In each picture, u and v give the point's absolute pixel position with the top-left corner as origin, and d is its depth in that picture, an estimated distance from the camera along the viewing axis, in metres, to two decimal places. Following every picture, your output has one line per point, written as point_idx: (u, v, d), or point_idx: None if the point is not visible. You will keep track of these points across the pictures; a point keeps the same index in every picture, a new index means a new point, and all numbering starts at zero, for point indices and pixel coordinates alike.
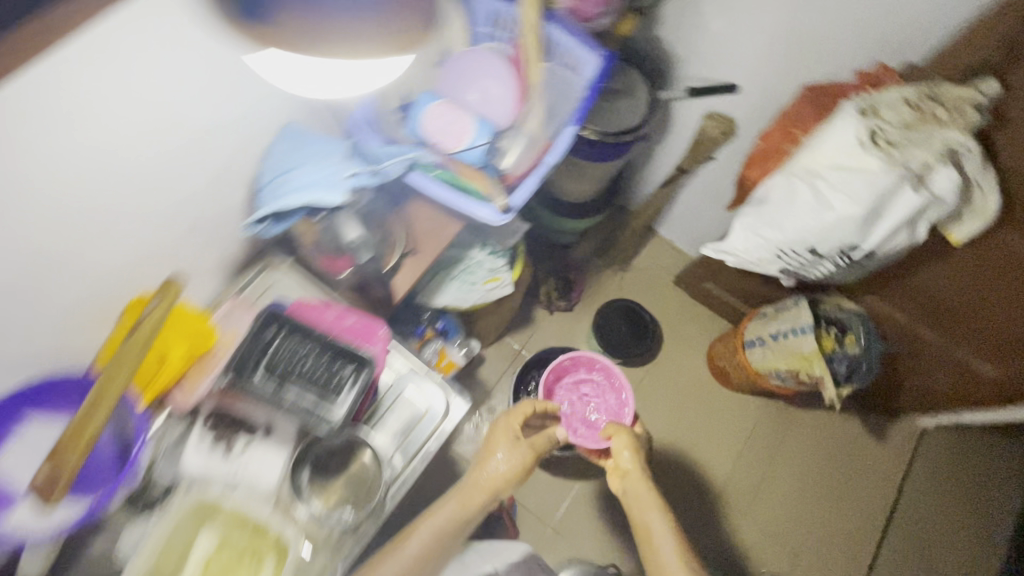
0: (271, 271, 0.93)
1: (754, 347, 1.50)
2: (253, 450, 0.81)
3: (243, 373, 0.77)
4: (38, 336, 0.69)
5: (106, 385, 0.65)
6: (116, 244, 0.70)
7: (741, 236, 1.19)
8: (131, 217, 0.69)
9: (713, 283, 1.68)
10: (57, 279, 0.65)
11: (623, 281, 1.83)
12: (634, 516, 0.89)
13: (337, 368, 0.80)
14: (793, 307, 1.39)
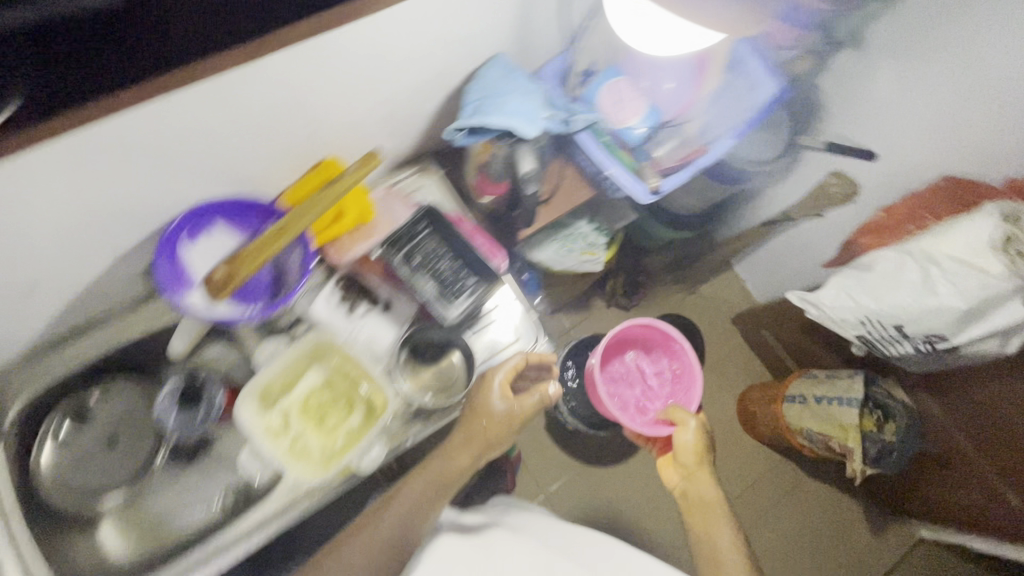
0: (423, 177, 1.01)
1: (794, 402, 1.53)
2: (370, 317, 0.91)
3: (388, 252, 0.88)
4: (230, 175, 0.79)
5: (300, 222, 0.76)
6: (315, 120, 0.78)
7: (831, 292, 1.14)
8: (336, 102, 0.78)
9: (773, 331, 1.74)
10: (264, 136, 0.74)
11: (689, 300, 1.92)
12: (696, 520, 0.91)
13: (461, 277, 0.89)
14: (845, 379, 1.43)
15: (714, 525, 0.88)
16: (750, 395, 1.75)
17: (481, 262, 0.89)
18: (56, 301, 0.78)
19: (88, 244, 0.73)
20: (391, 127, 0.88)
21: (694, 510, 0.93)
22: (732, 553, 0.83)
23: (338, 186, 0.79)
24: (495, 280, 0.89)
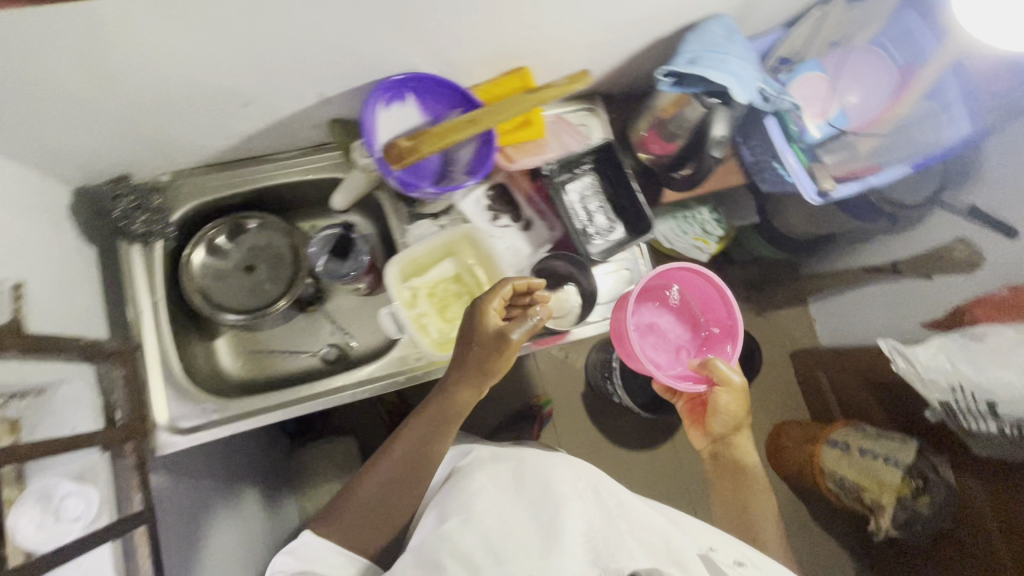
0: (589, 115, 0.99)
1: (833, 448, 1.48)
2: (511, 231, 0.94)
3: (553, 173, 0.89)
4: (429, 59, 0.80)
5: (494, 120, 0.79)
6: (526, 28, 0.78)
7: (932, 350, 1.09)
8: (551, 17, 0.77)
9: (826, 375, 1.71)
10: (478, 29, 0.75)
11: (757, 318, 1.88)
12: (725, 486, 0.93)
13: (609, 219, 0.91)
14: (898, 440, 1.36)
15: (750, 495, 0.90)
16: (784, 428, 1.72)
17: (638, 211, 0.90)
18: (249, 128, 0.83)
19: (296, 87, 0.76)
20: (591, 57, 0.88)
21: (725, 477, 0.93)
22: (768, 523, 0.87)
23: (541, 94, 0.82)
24: (647, 232, 0.89)
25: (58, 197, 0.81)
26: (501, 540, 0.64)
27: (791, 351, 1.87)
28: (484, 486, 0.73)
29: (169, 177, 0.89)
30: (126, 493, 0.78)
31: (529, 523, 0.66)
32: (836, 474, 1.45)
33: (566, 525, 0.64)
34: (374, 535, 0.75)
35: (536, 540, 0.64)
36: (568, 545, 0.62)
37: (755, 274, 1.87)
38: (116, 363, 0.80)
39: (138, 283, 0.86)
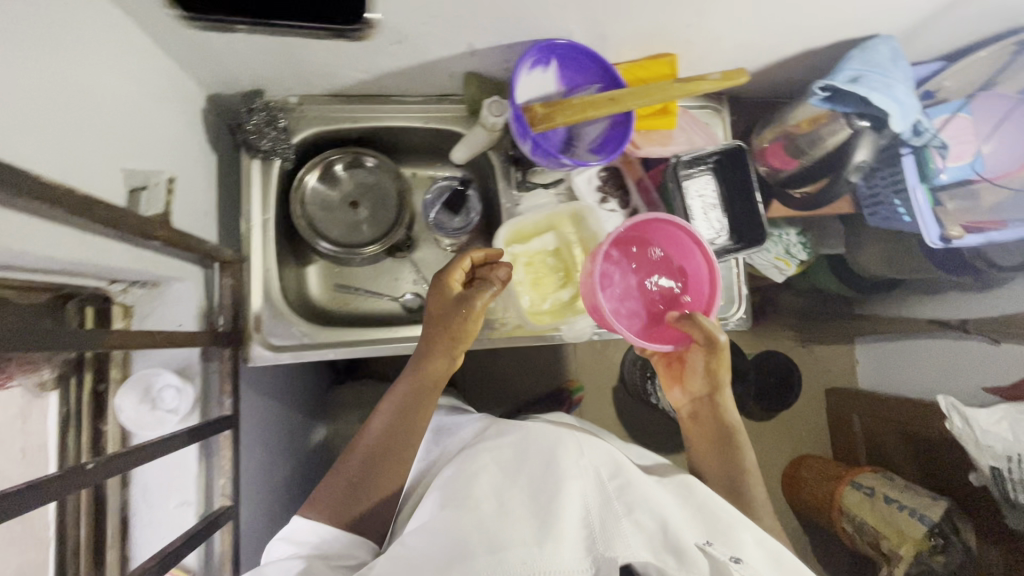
0: (712, 115, 0.97)
1: (857, 490, 1.42)
2: (617, 216, 0.93)
3: (676, 166, 0.88)
4: (590, 30, 0.78)
5: (643, 100, 0.76)
6: (699, 15, 0.76)
7: (996, 416, 1.10)
8: (728, 9, 0.75)
9: (861, 419, 1.65)
10: (654, 7, 0.73)
11: (801, 351, 1.80)
12: (702, 442, 0.84)
13: (720, 224, 0.90)
14: (930, 498, 1.31)
15: (730, 447, 0.82)
16: (807, 462, 1.66)
17: (751, 222, 0.89)
18: (388, 67, 0.83)
19: (456, 34, 0.75)
20: (738, 57, 0.86)
21: (702, 432, 0.84)
22: (756, 477, 0.80)
23: (691, 85, 0.78)
24: (757, 244, 0.88)
25: (195, 101, 0.82)
26: (489, 519, 0.59)
27: (827, 389, 1.81)
28: (471, 459, 0.69)
29: (297, 100, 0.89)
30: (215, 397, 0.81)
31: (524, 504, 0.62)
32: (855, 516, 1.40)
33: (562, 509, 0.60)
34: (364, 494, 0.70)
35: (529, 524, 0.59)
36: (562, 531, 0.58)
37: (810, 305, 1.77)
38: (225, 271, 0.81)
39: (253, 199, 0.87)
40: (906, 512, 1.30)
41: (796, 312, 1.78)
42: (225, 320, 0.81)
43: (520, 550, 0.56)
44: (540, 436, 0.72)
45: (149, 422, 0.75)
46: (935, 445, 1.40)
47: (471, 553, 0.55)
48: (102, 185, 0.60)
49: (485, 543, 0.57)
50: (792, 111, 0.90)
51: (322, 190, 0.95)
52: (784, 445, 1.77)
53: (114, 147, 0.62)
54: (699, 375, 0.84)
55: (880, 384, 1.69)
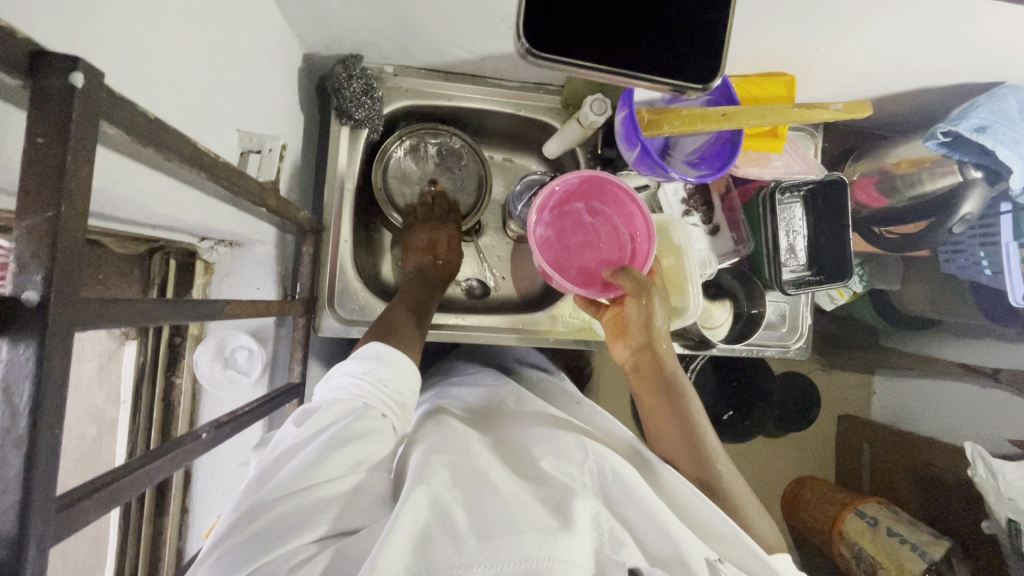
0: (806, 140, 0.94)
1: (859, 518, 1.23)
2: (700, 230, 0.91)
3: (775, 189, 0.86)
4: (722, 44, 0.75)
5: (764, 119, 0.74)
6: (841, 45, 0.73)
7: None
8: (873, 41, 0.72)
9: (868, 449, 1.42)
10: (800, 31, 0.70)
11: (819, 375, 1.50)
12: (645, 395, 0.72)
13: (800, 253, 0.90)
14: (930, 535, 1.13)
15: (686, 413, 0.67)
16: (808, 482, 1.43)
17: (839, 257, 0.87)
18: (498, 49, 0.80)
19: None
20: (855, 84, 0.83)
21: (647, 394, 0.71)
22: (723, 455, 0.66)
23: (813, 111, 0.76)
24: (842, 279, 0.87)
25: (294, 59, 0.77)
26: (497, 499, 0.49)
27: (839, 414, 1.51)
28: (463, 438, 0.60)
29: (392, 70, 0.86)
30: (283, 365, 0.80)
31: (531, 496, 0.52)
32: (853, 544, 1.21)
33: (575, 507, 0.50)
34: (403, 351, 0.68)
35: (538, 512, 0.49)
36: (576, 522, 0.48)
37: (835, 330, 1.47)
38: (308, 240, 0.79)
39: (340, 168, 0.84)
40: (908, 547, 1.11)
41: (821, 335, 1.49)
42: (302, 289, 0.79)
43: (535, 535, 0.45)
44: (536, 434, 0.63)
45: (222, 381, 0.75)
46: (943, 488, 1.22)
47: (466, 539, 0.45)
48: (222, 145, 0.58)
49: (488, 524, 0.47)
50: (894, 149, 0.90)
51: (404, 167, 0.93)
52: (783, 465, 1.49)
53: (235, 107, 0.59)
54: (639, 323, 0.74)
55: (896, 419, 1.43)
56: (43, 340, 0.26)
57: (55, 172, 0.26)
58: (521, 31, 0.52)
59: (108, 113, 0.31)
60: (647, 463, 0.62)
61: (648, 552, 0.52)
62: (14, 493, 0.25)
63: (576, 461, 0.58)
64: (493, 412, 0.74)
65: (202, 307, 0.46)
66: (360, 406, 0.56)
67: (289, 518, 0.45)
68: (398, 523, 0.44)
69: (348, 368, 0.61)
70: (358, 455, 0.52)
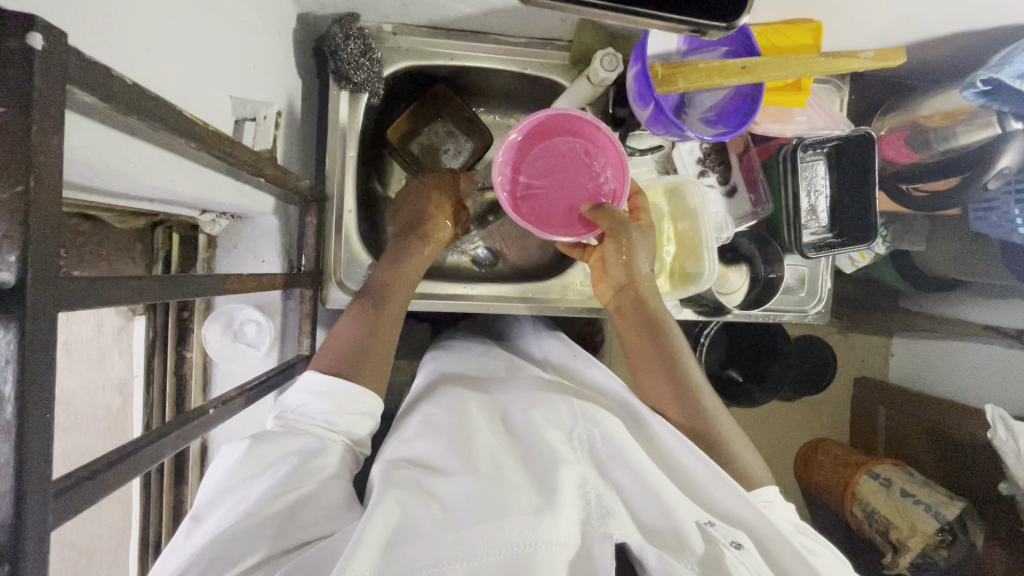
0: (829, 93, 0.89)
1: (873, 480, 1.21)
2: (717, 192, 0.87)
3: (799, 147, 0.81)
4: None
5: (784, 68, 0.69)
6: None
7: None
8: None
9: (885, 412, 1.39)
10: None
11: (836, 338, 1.47)
12: (628, 333, 0.71)
13: (821, 214, 0.87)
14: (945, 495, 1.12)
15: (675, 358, 0.66)
16: (823, 444, 1.41)
17: (863, 217, 0.83)
18: (502, 2, 0.75)
19: None
20: (887, 30, 0.77)
21: (632, 339, 0.70)
22: (713, 402, 0.64)
23: (842, 60, 0.71)
24: (865, 241, 0.83)
25: (288, 20, 0.73)
26: (476, 487, 0.49)
27: (855, 376, 1.49)
28: (444, 423, 0.59)
29: (391, 29, 0.81)
30: (293, 337, 0.79)
31: (518, 477, 0.52)
32: (864, 503, 1.21)
33: (561, 478, 0.49)
34: (363, 379, 0.62)
35: (523, 492, 0.49)
36: (561, 498, 0.48)
37: (855, 292, 1.42)
38: (311, 211, 0.77)
39: (340, 135, 0.81)
40: (922, 507, 1.11)
41: (840, 297, 1.44)
42: (307, 261, 0.77)
43: (517, 519, 0.45)
44: (529, 399, 0.62)
45: (232, 354, 0.75)
46: (960, 451, 1.20)
47: (441, 533, 0.45)
48: (214, 113, 0.56)
49: (462, 515, 0.46)
50: (926, 101, 0.85)
51: (411, 152, 0.90)
52: (797, 427, 1.48)
53: (225, 73, 0.57)
54: (618, 264, 0.72)
55: (914, 382, 1.40)
56: (24, 322, 0.24)
57: (20, 145, 0.24)
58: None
59: (78, 80, 0.29)
60: (638, 420, 0.61)
61: (642, 525, 0.49)
62: (6, 480, 0.24)
63: (566, 427, 0.57)
64: (488, 376, 0.72)
65: (201, 281, 0.45)
66: (296, 441, 0.55)
67: (228, 547, 0.45)
68: (368, 528, 0.44)
69: (293, 400, 0.60)
70: (290, 489, 0.50)
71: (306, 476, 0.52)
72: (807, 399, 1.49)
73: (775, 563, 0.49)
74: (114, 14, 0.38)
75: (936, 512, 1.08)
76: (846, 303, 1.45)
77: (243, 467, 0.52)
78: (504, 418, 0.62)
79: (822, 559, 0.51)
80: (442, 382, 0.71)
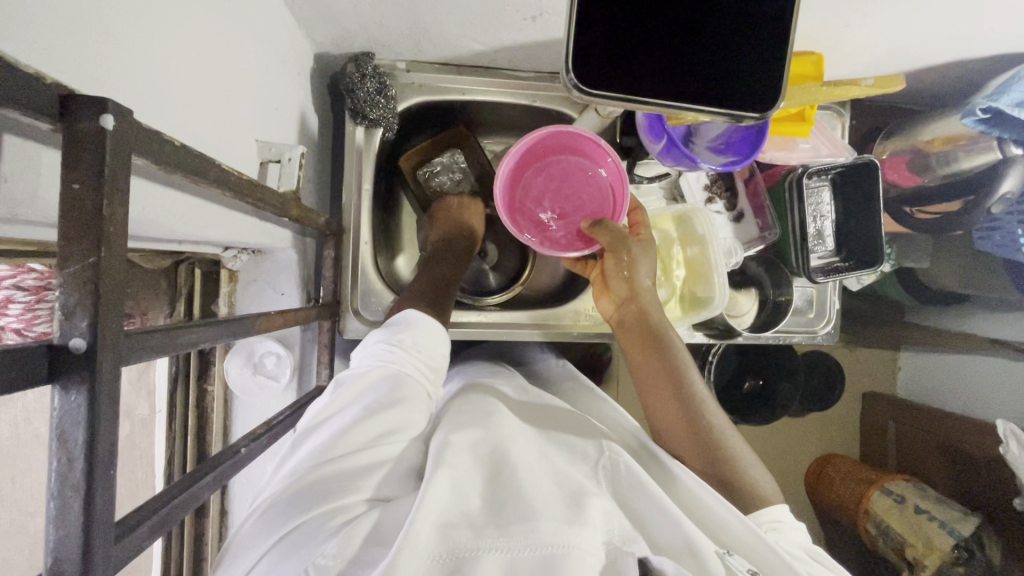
0: (831, 119, 0.91)
1: (886, 496, 1.20)
2: (724, 219, 0.89)
3: (806, 175, 0.84)
4: None
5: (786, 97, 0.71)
6: (873, 20, 0.69)
7: None
8: (907, 15, 0.68)
9: (895, 428, 1.39)
10: (830, 10, 0.67)
11: (843, 353, 1.47)
12: (632, 350, 0.70)
13: (827, 238, 0.89)
14: (959, 512, 1.11)
15: (680, 373, 0.65)
16: (834, 460, 1.40)
17: (870, 241, 0.85)
18: (512, 41, 0.78)
19: None
20: (886, 59, 0.79)
21: (634, 349, 0.70)
22: (720, 421, 0.63)
23: (845, 88, 0.73)
24: (874, 264, 0.85)
25: (307, 61, 0.76)
26: (514, 486, 0.49)
27: (863, 392, 1.49)
28: (485, 417, 0.61)
29: (404, 67, 0.83)
30: (311, 368, 0.80)
31: (547, 480, 0.52)
32: (879, 520, 1.19)
33: (588, 502, 0.49)
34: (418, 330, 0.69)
35: (553, 500, 0.49)
36: (588, 513, 0.48)
37: (859, 308, 1.43)
38: (329, 244, 0.78)
39: (356, 169, 0.83)
40: (936, 524, 1.11)
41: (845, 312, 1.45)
42: (326, 293, 0.79)
43: (550, 523, 0.45)
44: (557, 434, 0.63)
45: (253, 386, 0.76)
46: (973, 466, 1.19)
47: (485, 525, 0.45)
48: (241, 157, 0.58)
49: (506, 510, 0.47)
50: (926, 125, 0.87)
51: (419, 181, 0.92)
52: (806, 444, 1.47)
53: (251, 118, 0.59)
54: (619, 277, 0.73)
55: (922, 397, 1.40)
56: (92, 384, 0.26)
57: (93, 219, 0.25)
58: (570, 61, 0.50)
59: (138, 146, 0.30)
60: (655, 455, 0.60)
61: (659, 547, 0.50)
62: (76, 539, 0.25)
63: (591, 459, 0.58)
64: (527, 392, 0.73)
65: (234, 325, 0.46)
66: (394, 371, 0.57)
67: (302, 496, 0.46)
68: (426, 501, 0.44)
69: (381, 334, 0.62)
70: (390, 419, 0.52)
71: (402, 414, 0.54)
72: (816, 416, 1.48)
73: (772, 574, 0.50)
74: (153, 76, 0.40)
75: (951, 529, 1.08)
76: (851, 319, 1.46)
77: (310, 429, 0.52)
78: (527, 429, 0.63)
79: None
80: (466, 388, 0.72)
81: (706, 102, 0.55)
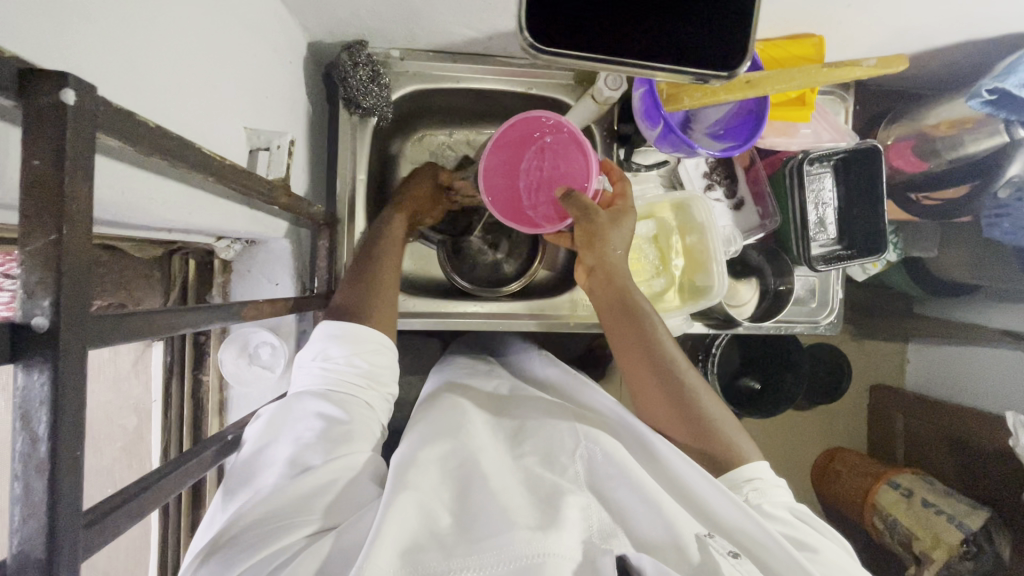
0: (834, 104, 0.89)
1: (893, 489, 1.18)
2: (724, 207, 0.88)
3: (806, 160, 0.81)
4: None
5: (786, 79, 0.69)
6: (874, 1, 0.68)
7: None
8: None
9: (902, 421, 1.37)
10: None
11: (850, 345, 1.45)
12: (611, 329, 0.69)
13: (829, 225, 0.87)
14: (967, 505, 1.10)
15: (661, 353, 0.65)
16: (839, 454, 1.38)
17: (873, 229, 0.83)
18: (507, 27, 0.76)
19: None
20: (890, 41, 0.77)
21: (613, 325, 0.68)
22: (709, 401, 0.63)
23: (845, 70, 0.71)
24: (876, 252, 0.83)
25: (299, 48, 0.75)
26: (488, 497, 0.49)
27: (871, 384, 1.47)
28: (454, 427, 0.61)
29: (398, 55, 0.83)
30: None
31: (520, 489, 0.52)
32: (885, 513, 1.17)
33: (564, 502, 0.49)
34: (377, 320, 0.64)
35: (524, 509, 0.48)
36: (564, 517, 0.47)
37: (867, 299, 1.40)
38: (323, 234, 0.78)
39: (350, 158, 0.83)
40: (945, 518, 1.09)
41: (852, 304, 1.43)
42: (320, 284, 0.79)
43: (523, 532, 0.44)
44: (535, 424, 0.62)
45: (247, 376, 0.76)
46: (981, 459, 1.17)
47: (455, 544, 0.45)
48: (230, 145, 0.57)
49: (476, 528, 0.46)
50: (932, 109, 0.85)
51: None
52: (811, 437, 1.46)
53: (240, 106, 0.59)
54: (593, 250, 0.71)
55: (931, 389, 1.38)
56: (56, 365, 0.25)
57: (54, 197, 0.25)
58: (523, 23, 0.48)
59: (107, 126, 0.30)
60: (643, 442, 0.58)
61: (643, 541, 0.49)
62: (39, 517, 0.25)
63: (567, 449, 0.57)
64: (501, 397, 0.73)
65: (218, 310, 0.45)
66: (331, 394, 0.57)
67: (251, 536, 0.45)
68: (384, 528, 0.43)
69: (310, 353, 0.61)
70: (336, 443, 0.52)
71: (340, 438, 0.53)
72: (822, 408, 1.46)
73: (764, 565, 0.49)
74: (133, 61, 0.40)
75: (959, 522, 1.07)
76: (858, 310, 1.44)
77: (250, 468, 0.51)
78: (501, 434, 0.63)
79: (825, 559, 0.50)
80: (443, 392, 0.72)
81: (669, 60, 0.51)
